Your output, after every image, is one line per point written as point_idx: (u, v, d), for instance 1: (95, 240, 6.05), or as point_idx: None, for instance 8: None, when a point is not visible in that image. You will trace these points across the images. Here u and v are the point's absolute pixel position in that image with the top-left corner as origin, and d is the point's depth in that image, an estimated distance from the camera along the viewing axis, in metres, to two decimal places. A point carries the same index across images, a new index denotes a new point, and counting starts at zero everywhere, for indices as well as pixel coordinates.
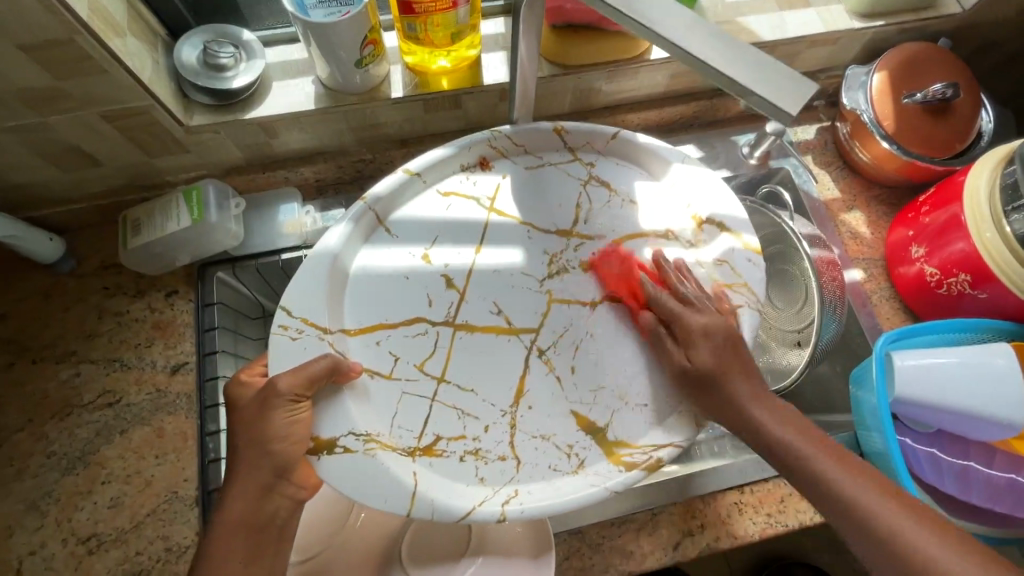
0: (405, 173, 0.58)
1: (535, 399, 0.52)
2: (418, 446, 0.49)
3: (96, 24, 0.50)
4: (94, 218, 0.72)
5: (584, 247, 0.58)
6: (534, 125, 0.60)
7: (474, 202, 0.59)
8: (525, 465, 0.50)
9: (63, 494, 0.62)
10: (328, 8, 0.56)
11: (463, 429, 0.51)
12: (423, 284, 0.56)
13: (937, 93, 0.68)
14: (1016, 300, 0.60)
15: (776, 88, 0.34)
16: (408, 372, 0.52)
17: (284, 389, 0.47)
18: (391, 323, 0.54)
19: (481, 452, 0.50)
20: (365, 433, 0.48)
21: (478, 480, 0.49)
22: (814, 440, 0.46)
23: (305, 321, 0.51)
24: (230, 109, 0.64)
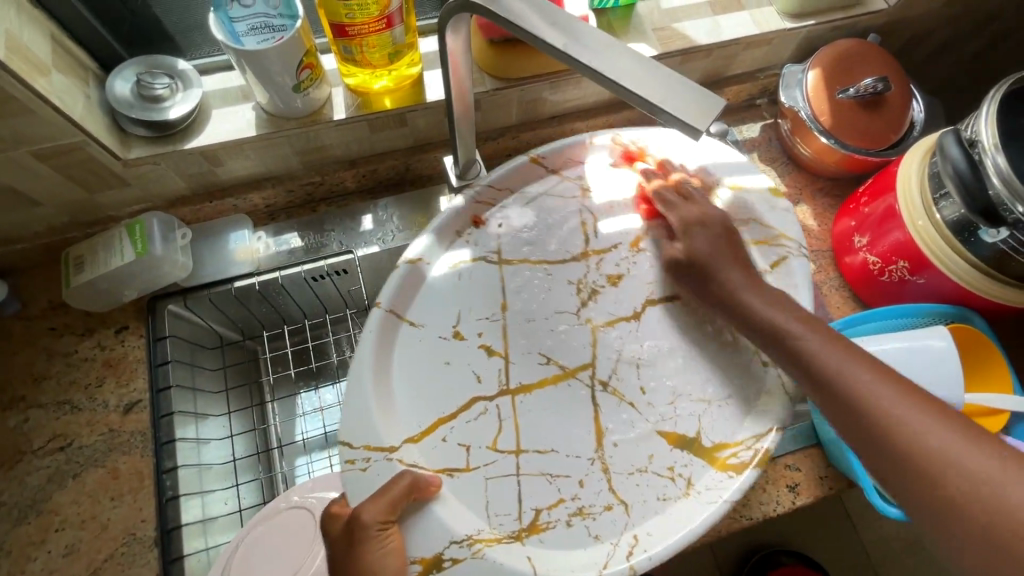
0: (409, 263, 0.58)
1: (617, 434, 0.54)
2: (522, 526, 0.50)
3: (16, 63, 0.49)
4: (37, 258, 0.70)
5: (604, 260, 0.61)
6: (513, 164, 0.63)
7: (482, 261, 0.60)
8: (633, 506, 0.52)
9: (15, 546, 0.60)
10: (260, 35, 0.56)
11: (559, 493, 0.52)
12: (466, 362, 0.56)
13: (868, 88, 0.71)
14: (952, 284, 0.63)
15: (688, 106, 0.36)
16: (483, 456, 0.53)
17: (369, 521, 0.47)
18: (450, 414, 0.54)
19: (585, 509, 0.51)
20: (466, 537, 0.49)
21: (594, 539, 0.50)
22: (885, 374, 0.48)
23: (369, 448, 0.51)
24: (169, 140, 0.63)
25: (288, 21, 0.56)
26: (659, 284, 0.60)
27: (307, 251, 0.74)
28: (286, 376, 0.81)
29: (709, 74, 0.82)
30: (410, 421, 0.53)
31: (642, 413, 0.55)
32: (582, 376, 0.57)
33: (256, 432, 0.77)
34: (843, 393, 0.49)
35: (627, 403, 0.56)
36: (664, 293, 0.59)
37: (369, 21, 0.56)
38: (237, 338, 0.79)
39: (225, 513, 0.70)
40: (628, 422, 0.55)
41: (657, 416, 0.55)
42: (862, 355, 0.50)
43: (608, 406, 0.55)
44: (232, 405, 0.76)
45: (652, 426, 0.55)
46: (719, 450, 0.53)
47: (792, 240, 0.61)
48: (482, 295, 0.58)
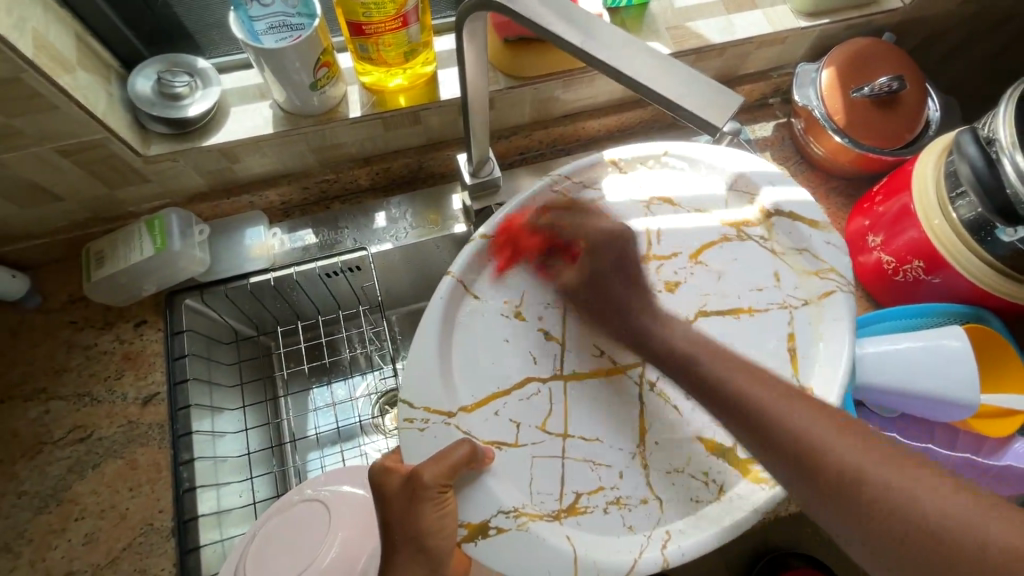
0: (483, 239, 0.57)
1: (659, 433, 0.54)
2: (562, 508, 0.50)
3: (43, 60, 0.50)
4: (58, 253, 0.72)
5: (664, 267, 0.60)
6: (588, 161, 0.62)
7: (549, 251, 0.59)
8: (667, 503, 0.51)
9: (36, 533, 0.61)
10: (279, 34, 0.57)
11: (599, 481, 0.52)
12: (525, 343, 0.57)
13: (883, 86, 0.70)
14: (968, 283, 0.62)
15: (704, 102, 0.36)
16: (531, 435, 0.53)
17: (431, 482, 0.47)
18: (504, 390, 0.54)
19: (621, 499, 0.51)
20: (512, 509, 0.49)
21: (626, 529, 0.50)
22: (826, 418, 0.42)
23: (428, 410, 0.52)
24: (189, 137, 0.64)
25: (306, 20, 0.57)
26: (716, 298, 0.59)
27: (321, 247, 0.74)
28: (299, 371, 0.81)
29: (722, 73, 0.82)
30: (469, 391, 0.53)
31: (685, 417, 0.55)
32: (632, 374, 0.57)
33: (270, 426, 0.78)
34: (772, 433, 0.42)
35: (676, 404, 0.55)
36: (718, 309, 0.58)
37: (385, 20, 0.57)
38: (252, 333, 0.80)
39: (241, 505, 0.71)
40: (669, 422, 0.55)
41: (701, 421, 0.54)
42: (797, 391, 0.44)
43: (654, 405, 0.55)
44: (247, 399, 0.77)
45: (694, 429, 0.54)
46: (752, 462, 0.52)
47: (842, 274, 0.57)
48: (544, 285, 0.59)
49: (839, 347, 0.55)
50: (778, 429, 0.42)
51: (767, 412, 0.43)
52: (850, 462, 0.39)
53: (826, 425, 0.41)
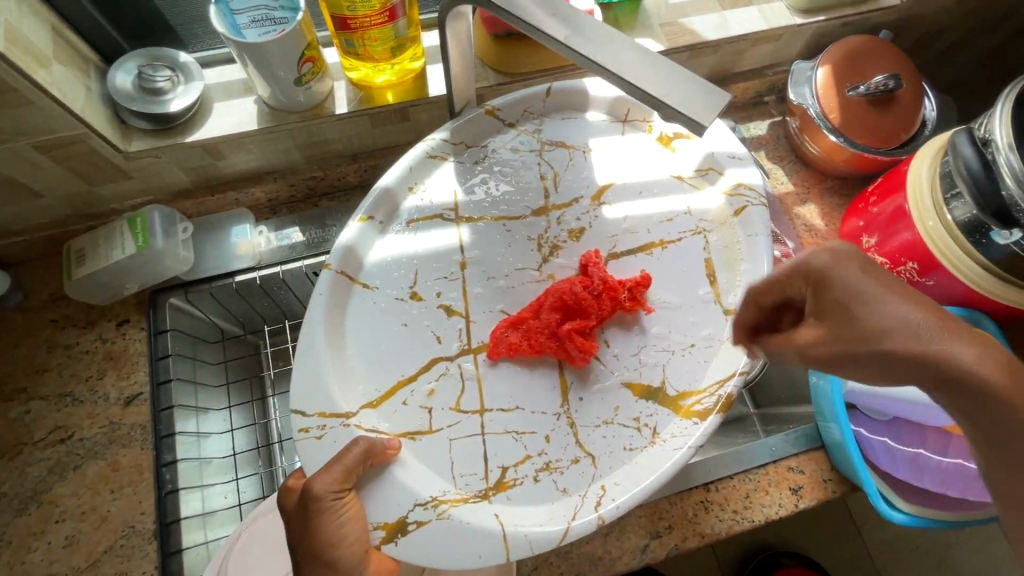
0: (360, 223, 0.56)
1: (581, 388, 0.53)
2: (489, 485, 0.49)
3: (16, 54, 0.49)
4: (40, 250, 0.70)
5: (566, 216, 0.59)
6: (528, 92, 0.61)
7: (440, 220, 0.58)
8: (600, 458, 0.50)
9: (15, 536, 0.60)
10: (261, 27, 0.56)
11: (526, 450, 0.51)
12: (425, 323, 0.54)
13: (879, 85, 0.70)
14: (962, 285, 0.61)
15: (692, 100, 0.35)
16: (445, 417, 0.51)
17: (323, 491, 0.46)
18: (410, 377, 0.53)
19: (551, 464, 0.50)
20: (429, 499, 0.48)
21: (560, 492, 0.49)
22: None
23: (323, 415, 0.50)
24: (171, 133, 0.62)
25: (289, 13, 0.56)
26: (627, 238, 0.58)
27: (309, 245, 0.73)
28: (287, 371, 0.80)
29: (717, 71, 0.80)
30: (371, 382, 0.52)
31: (609, 368, 0.54)
32: None
33: (257, 427, 0.77)
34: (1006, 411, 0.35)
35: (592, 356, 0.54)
36: (629, 249, 0.58)
37: (370, 15, 0.56)
38: (239, 332, 0.78)
39: (225, 506, 0.70)
40: (592, 376, 0.54)
41: (624, 367, 0.54)
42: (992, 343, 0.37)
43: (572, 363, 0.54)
44: (233, 399, 0.76)
45: (619, 378, 0.53)
46: (684, 399, 0.52)
47: (752, 187, 0.58)
48: (438, 251, 0.57)
49: (755, 265, 0.56)
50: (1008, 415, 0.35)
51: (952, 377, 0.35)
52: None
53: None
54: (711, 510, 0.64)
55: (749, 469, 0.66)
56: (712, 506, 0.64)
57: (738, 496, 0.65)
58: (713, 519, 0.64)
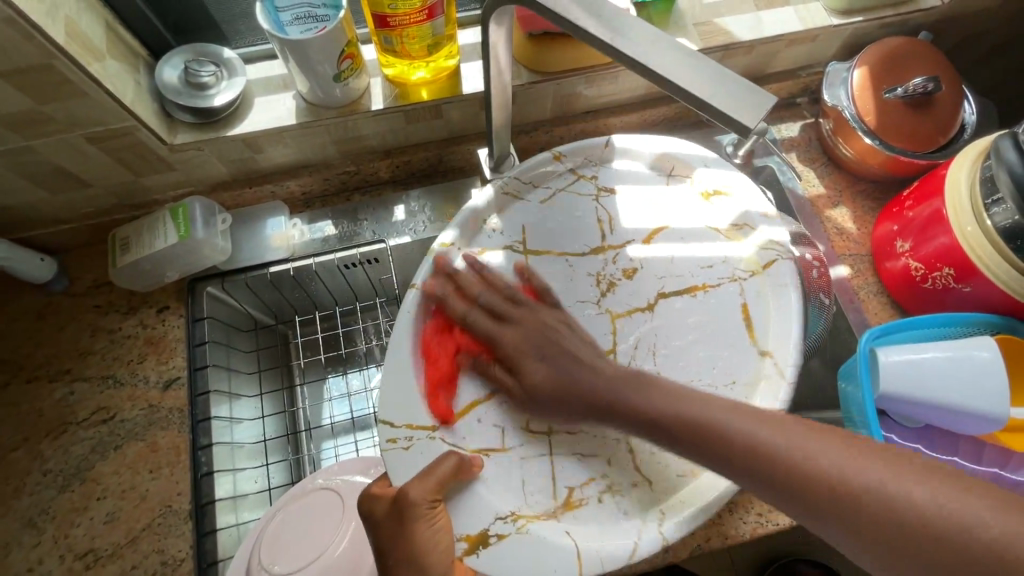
0: (442, 247, 0.59)
1: None
2: (558, 504, 0.51)
3: (74, 49, 0.51)
4: (85, 238, 0.73)
5: (621, 255, 0.61)
6: (587, 142, 0.64)
7: (508, 250, 0.60)
8: (665, 480, 0.52)
9: (59, 511, 0.63)
10: (304, 25, 0.58)
11: (592, 471, 0.52)
12: (493, 351, 0.56)
13: (918, 88, 0.68)
14: (1000, 292, 0.60)
15: (736, 101, 0.35)
16: (518, 437, 0.53)
17: (417, 498, 0.47)
18: (484, 399, 0.54)
19: (615, 486, 0.52)
20: (508, 513, 0.50)
21: (627, 513, 0.51)
22: (770, 424, 0.44)
23: (411, 427, 0.52)
24: (213, 126, 0.64)
25: (331, 11, 0.58)
26: (674, 279, 0.59)
27: (341, 238, 0.75)
28: (315, 361, 0.82)
29: (750, 71, 0.80)
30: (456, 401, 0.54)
31: None
32: None
33: (286, 414, 0.79)
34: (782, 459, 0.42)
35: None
36: (677, 290, 0.59)
37: (410, 13, 0.57)
38: (270, 322, 0.80)
39: (255, 490, 0.72)
40: None
41: None
42: (736, 405, 0.47)
43: None
44: (264, 387, 0.78)
45: None
46: None
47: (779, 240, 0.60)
48: (506, 286, 0.59)
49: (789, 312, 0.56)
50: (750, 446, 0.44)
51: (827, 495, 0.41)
52: (842, 467, 0.41)
53: (795, 437, 0.43)
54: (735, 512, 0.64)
55: None
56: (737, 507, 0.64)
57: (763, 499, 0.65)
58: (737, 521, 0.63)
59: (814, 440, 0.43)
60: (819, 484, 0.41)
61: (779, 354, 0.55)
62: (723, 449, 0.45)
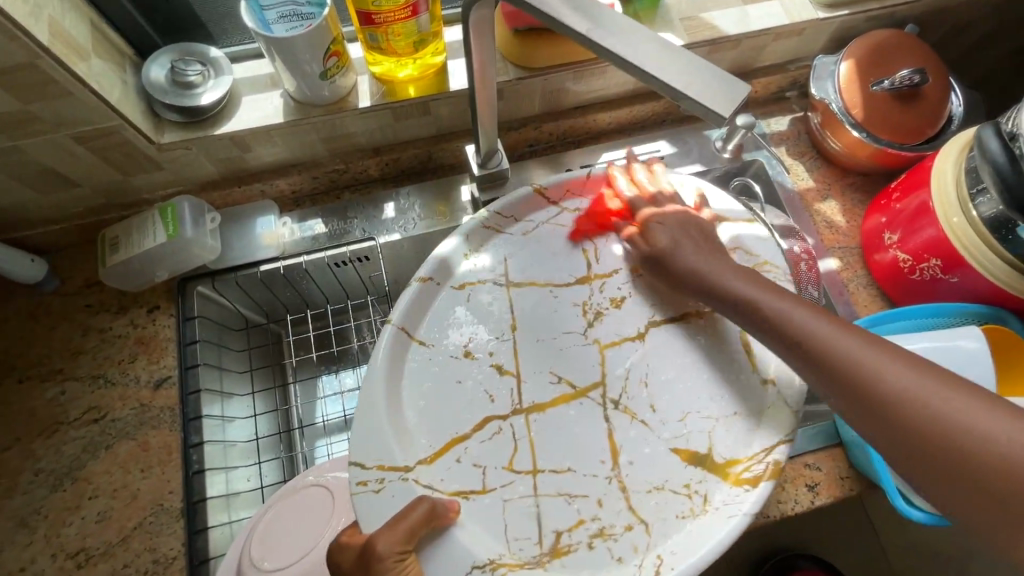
0: (422, 282, 0.58)
1: (632, 452, 0.53)
2: (544, 550, 0.50)
3: (59, 48, 0.51)
4: (75, 238, 0.73)
5: (608, 284, 0.60)
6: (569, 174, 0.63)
7: (491, 284, 0.59)
8: (654, 525, 0.51)
9: (51, 511, 0.63)
10: (289, 23, 0.58)
11: (579, 514, 0.51)
12: (479, 381, 0.56)
13: (904, 80, 0.69)
14: (987, 283, 0.60)
15: (712, 91, 0.36)
16: (500, 476, 0.52)
17: (389, 550, 0.45)
18: (464, 434, 0.54)
19: (605, 530, 0.50)
20: (488, 561, 0.49)
21: (615, 560, 0.49)
22: (864, 340, 0.48)
23: (382, 469, 0.51)
24: (201, 125, 0.65)
25: (316, 8, 0.58)
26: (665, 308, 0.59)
27: (331, 237, 0.75)
28: (307, 360, 0.82)
29: (738, 66, 0.80)
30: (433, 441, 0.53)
31: (655, 433, 0.54)
32: (594, 394, 0.56)
33: (278, 413, 0.79)
34: (861, 370, 0.47)
35: (640, 421, 0.54)
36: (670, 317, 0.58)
37: (394, 9, 0.57)
38: (262, 321, 0.81)
39: (247, 489, 0.72)
40: (641, 441, 0.54)
41: (670, 433, 0.54)
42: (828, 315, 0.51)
43: (621, 425, 0.54)
44: (256, 385, 0.78)
45: (666, 444, 0.54)
46: (732, 466, 0.52)
47: (776, 265, 0.60)
48: (488, 314, 0.58)
49: None
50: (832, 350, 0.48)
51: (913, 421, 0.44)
52: (933, 402, 0.43)
53: (878, 352, 0.47)
54: None
55: None
56: None
57: None
58: None
59: (894, 359, 0.46)
60: (882, 397, 0.45)
61: (783, 379, 0.55)
62: (801, 349, 0.50)
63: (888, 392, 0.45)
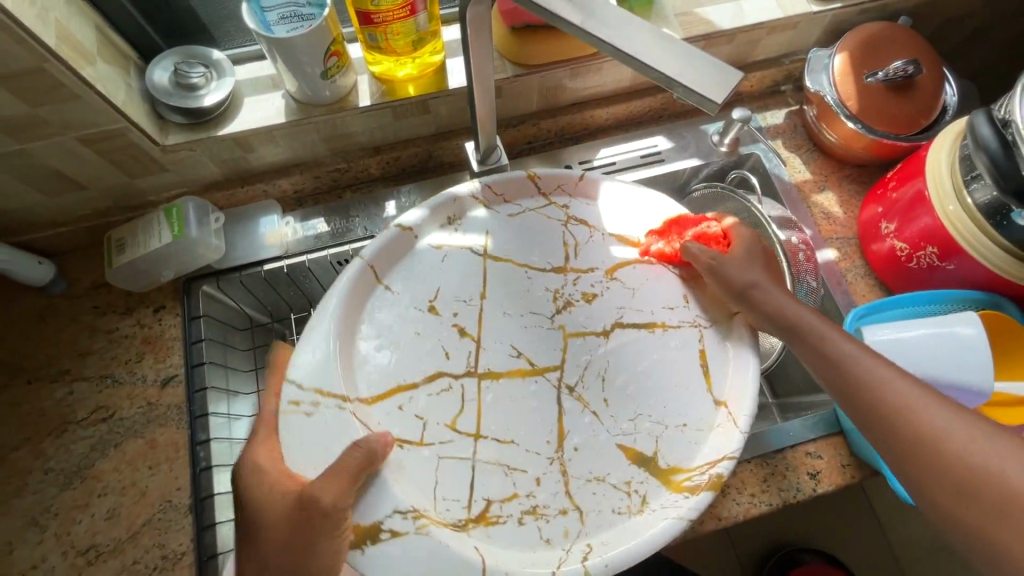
0: (400, 228, 0.59)
1: (580, 438, 0.54)
2: (469, 517, 0.50)
3: (66, 52, 0.52)
4: (82, 241, 0.74)
5: (582, 279, 0.60)
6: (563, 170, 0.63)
7: (468, 252, 0.60)
8: (588, 514, 0.51)
9: (61, 509, 0.64)
10: (290, 24, 0.59)
11: (515, 488, 0.51)
12: (436, 337, 0.56)
13: (898, 71, 0.70)
14: (984, 269, 0.61)
15: (705, 78, 0.36)
16: (439, 433, 0.53)
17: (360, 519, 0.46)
18: (410, 383, 0.54)
19: (539, 509, 0.51)
20: (410, 510, 0.48)
21: (544, 541, 0.49)
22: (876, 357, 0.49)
23: (320, 393, 0.51)
24: (205, 126, 0.66)
25: (316, 9, 0.59)
26: (633, 311, 0.59)
27: (333, 235, 0.76)
28: None
29: (733, 60, 0.81)
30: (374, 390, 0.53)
31: (604, 425, 0.54)
32: (551, 376, 0.56)
33: None
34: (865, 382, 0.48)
35: (591, 412, 0.55)
36: (633, 323, 0.58)
37: (393, 9, 0.58)
38: (267, 321, 0.81)
39: None
40: (590, 429, 0.54)
41: (619, 429, 0.54)
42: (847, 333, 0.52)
43: (573, 412, 0.55)
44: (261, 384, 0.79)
45: (613, 439, 0.54)
46: (675, 473, 0.52)
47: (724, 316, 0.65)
48: (461, 278, 0.59)
49: (745, 370, 0.56)
50: (841, 362, 0.50)
51: (916, 434, 0.44)
52: (930, 419, 0.44)
53: (886, 368, 0.48)
54: (728, 494, 0.64)
55: (767, 454, 0.66)
56: (729, 490, 0.64)
57: (755, 480, 0.65)
58: (730, 502, 0.64)
59: (897, 375, 0.47)
60: (884, 408, 0.46)
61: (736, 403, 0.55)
62: (815, 359, 0.52)
63: (890, 406, 0.46)
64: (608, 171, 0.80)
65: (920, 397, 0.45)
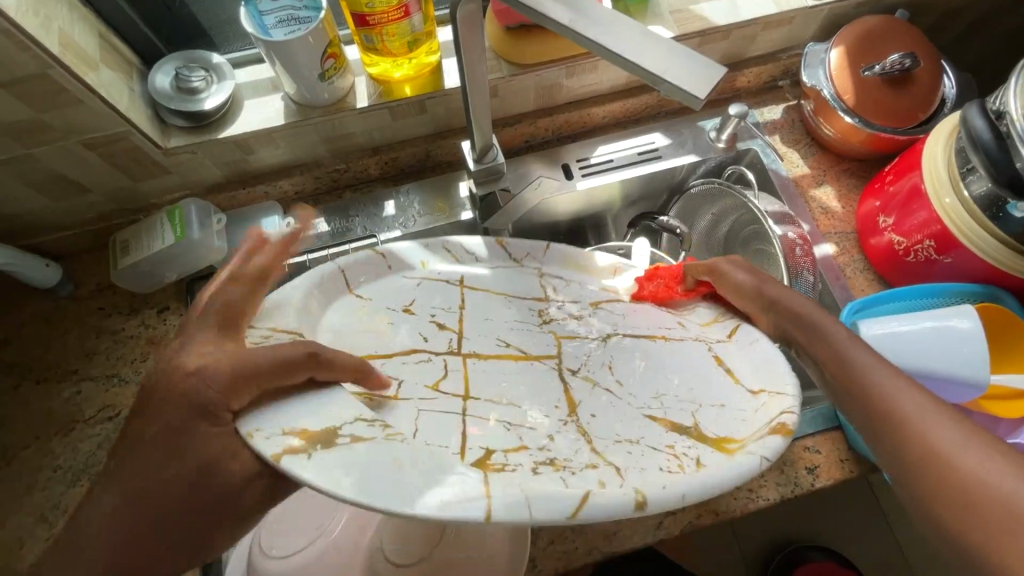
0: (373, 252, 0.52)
1: (596, 407, 0.48)
2: (462, 462, 0.36)
3: (68, 58, 0.53)
4: (88, 243, 0.76)
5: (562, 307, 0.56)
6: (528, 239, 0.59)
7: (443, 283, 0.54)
8: (625, 468, 0.38)
9: (70, 505, 0.65)
10: (288, 27, 0.60)
11: (521, 439, 0.42)
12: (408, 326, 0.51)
13: (896, 64, 0.69)
14: (982, 262, 0.61)
15: (688, 75, 0.37)
16: (419, 391, 0.46)
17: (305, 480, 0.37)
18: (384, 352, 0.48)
19: (559, 462, 0.38)
20: (376, 416, 0.34)
21: (566, 481, 0.34)
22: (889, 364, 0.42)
23: (276, 328, 0.41)
24: (206, 129, 0.67)
25: (312, 12, 0.60)
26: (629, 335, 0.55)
27: (333, 235, 0.76)
28: None
29: (730, 56, 0.81)
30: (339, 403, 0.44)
31: (630, 402, 0.48)
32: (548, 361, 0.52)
33: None
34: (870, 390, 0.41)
35: (603, 388, 0.50)
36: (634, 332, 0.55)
37: (387, 10, 0.59)
38: None
39: None
40: (613, 408, 0.48)
41: (644, 404, 0.48)
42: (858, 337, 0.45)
43: (583, 389, 0.50)
44: None
45: (640, 411, 0.47)
46: (726, 441, 0.42)
47: None
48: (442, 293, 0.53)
49: (770, 351, 0.49)
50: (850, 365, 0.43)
51: (917, 443, 0.37)
52: (940, 433, 0.37)
53: (889, 372, 0.41)
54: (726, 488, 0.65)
55: None
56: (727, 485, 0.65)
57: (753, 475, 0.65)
58: (728, 497, 0.64)
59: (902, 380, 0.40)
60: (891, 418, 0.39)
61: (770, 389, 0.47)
62: (823, 358, 0.45)
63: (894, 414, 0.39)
64: (605, 168, 0.81)
65: (929, 405, 0.38)
